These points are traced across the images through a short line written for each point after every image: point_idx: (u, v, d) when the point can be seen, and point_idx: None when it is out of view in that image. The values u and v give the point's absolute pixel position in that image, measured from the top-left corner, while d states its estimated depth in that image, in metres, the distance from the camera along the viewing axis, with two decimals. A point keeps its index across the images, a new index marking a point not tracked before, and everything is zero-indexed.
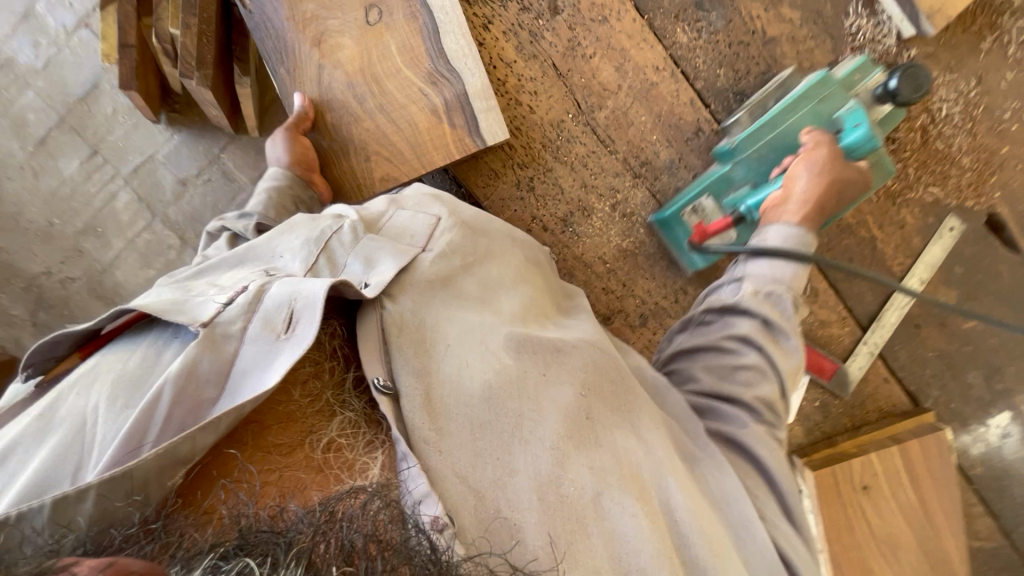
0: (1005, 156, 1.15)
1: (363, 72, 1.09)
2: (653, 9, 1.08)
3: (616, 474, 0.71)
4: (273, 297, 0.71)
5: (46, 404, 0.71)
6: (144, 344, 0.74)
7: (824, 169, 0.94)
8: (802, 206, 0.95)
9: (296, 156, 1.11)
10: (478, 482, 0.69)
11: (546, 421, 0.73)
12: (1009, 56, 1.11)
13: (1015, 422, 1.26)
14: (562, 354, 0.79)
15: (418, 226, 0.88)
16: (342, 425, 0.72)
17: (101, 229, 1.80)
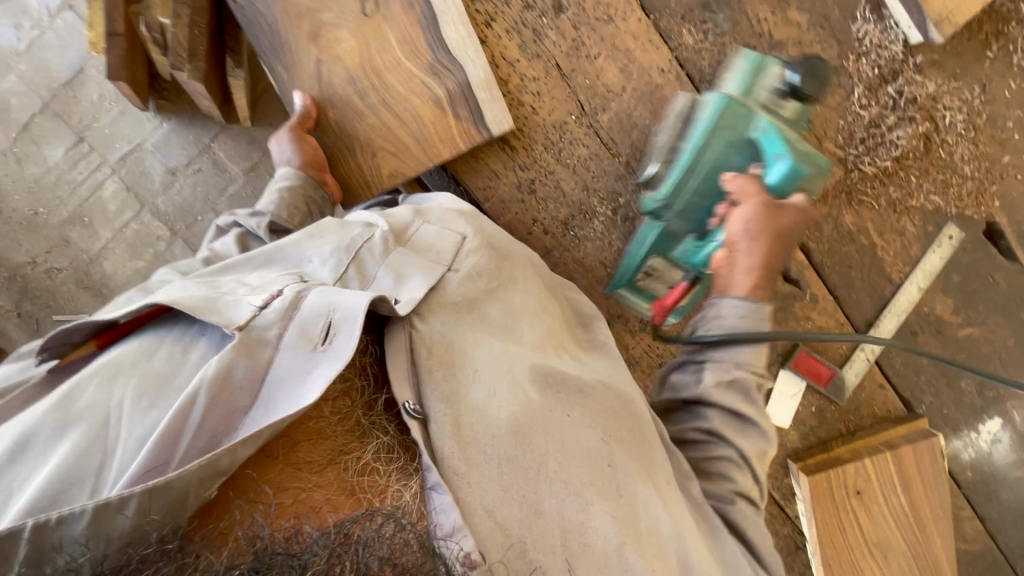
0: (1006, 165, 1.15)
1: (363, 66, 1.07)
2: (658, 9, 1.06)
3: (636, 527, 0.76)
4: (311, 304, 0.72)
5: (62, 392, 0.66)
6: (170, 338, 0.72)
7: (759, 226, 0.90)
8: (749, 267, 0.91)
9: (304, 155, 1.07)
10: (507, 520, 0.72)
11: (571, 470, 0.77)
12: (1013, 65, 1.11)
13: (1005, 428, 1.29)
14: (584, 397, 0.84)
15: (443, 242, 0.92)
16: (377, 449, 0.72)
17: (88, 219, 1.75)
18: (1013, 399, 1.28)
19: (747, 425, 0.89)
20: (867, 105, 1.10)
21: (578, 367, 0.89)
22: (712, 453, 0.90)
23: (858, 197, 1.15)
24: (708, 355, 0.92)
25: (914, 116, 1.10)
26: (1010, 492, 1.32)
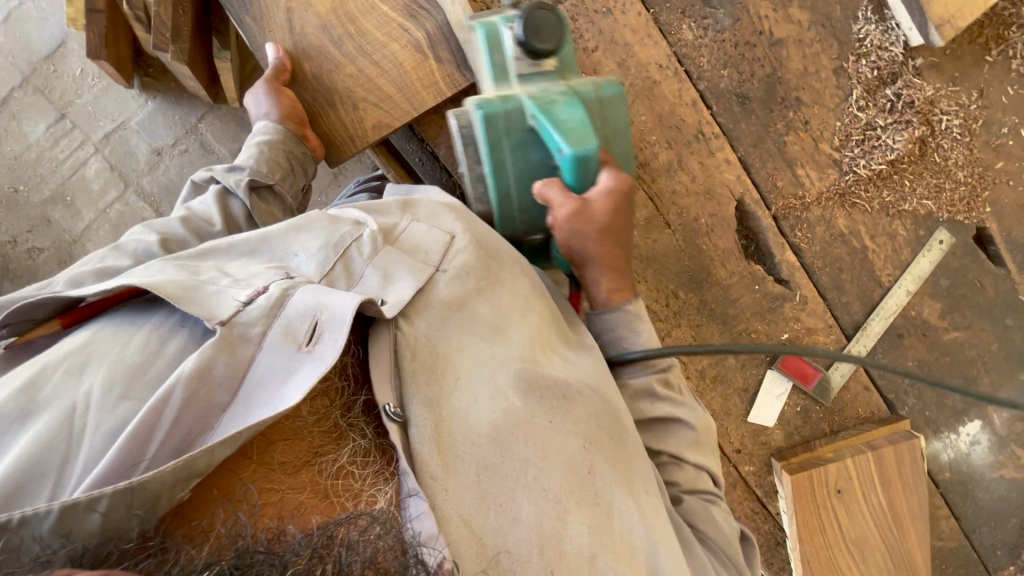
0: (998, 171, 1.16)
1: (335, 11, 0.97)
2: (659, 4, 1.04)
3: (609, 538, 0.76)
4: (297, 305, 0.71)
5: (28, 377, 0.64)
6: (148, 327, 0.69)
7: (581, 232, 0.90)
8: (599, 268, 0.95)
9: (282, 109, 0.96)
10: (484, 528, 0.73)
11: (550, 477, 0.77)
12: (1011, 71, 1.11)
13: (984, 430, 1.33)
14: (568, 403, 0.82)
15: (432, 241, 0.90)
16: (354, 453, 0.72)
17: (70, 198, 1.70)
18: (996, 404, 1.31)
19: (672, 425, 0.95)
20: (865, 107, 1.09)
21: (567, 366, 0.86)
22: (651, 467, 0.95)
23: (852, 199, 1.14)
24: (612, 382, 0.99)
25: (911, 120, 1.09)
26: (986, 492, 1.35)
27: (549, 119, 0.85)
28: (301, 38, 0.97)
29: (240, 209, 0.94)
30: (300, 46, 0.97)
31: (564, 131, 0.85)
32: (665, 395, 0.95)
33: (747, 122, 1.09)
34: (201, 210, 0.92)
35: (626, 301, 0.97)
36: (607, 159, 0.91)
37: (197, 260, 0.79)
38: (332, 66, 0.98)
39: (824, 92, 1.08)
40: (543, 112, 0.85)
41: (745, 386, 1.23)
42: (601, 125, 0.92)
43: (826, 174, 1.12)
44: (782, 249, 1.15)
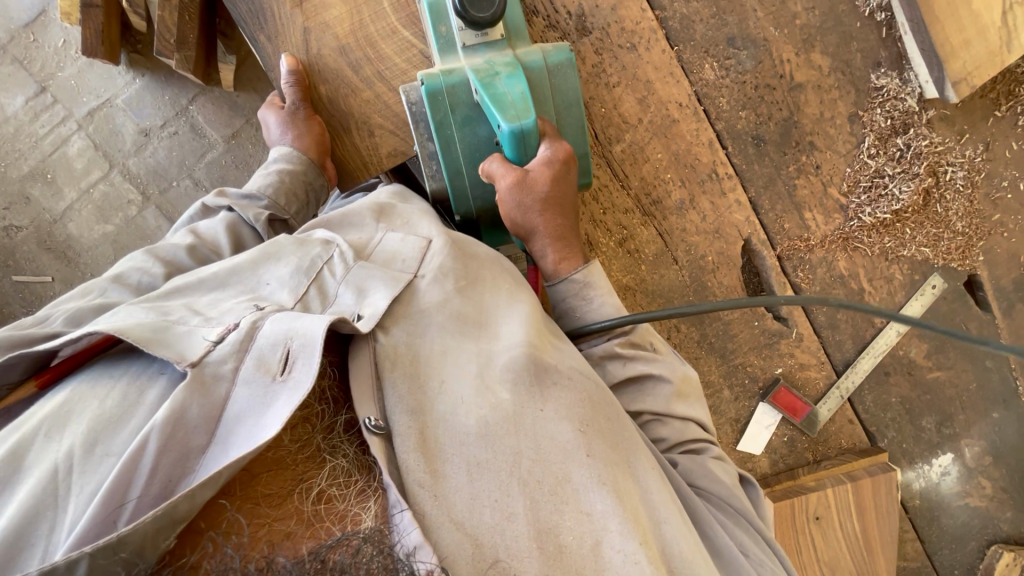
0: (994, 223, 1.18)
1: (355, 35, 0.94)
2: (683, 41, 1.03)
3: (618, 519, 0.69)
4: (267, 335, 0.70)
5: (13, 445, 0.62)
6: (125, 378, 0.68)
7: (524, 205, 0.86)
8: (555, 247, 0.90)
9: (306, 138, 0.96)
10: (478, 528, 0.67)
11: (542, 465, 0.71)
12: (1017, 127, 1.13)
13: (955, 462, 1.36)
14: (559, 387, 0.77)
15: (409, 250, 0.89)
16: (333, 474, 0.66)
17: (51, 175, 1.63)
18: (966, 437, 1.35)
19: (646, 382, 0.87)
20: (876, 155, 1.10)
21: (562, 354, 0.81)
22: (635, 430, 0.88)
23: (854, 244, 1.16)
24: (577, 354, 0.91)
25: (919, 172, 1.10)
26: (950, 517, 1.40)
27: (489, 89, 0.83)
28: (317, 58, 0.95)
29: (251, 237, 0.94)
30: (316, 66, 0.95)
31: (502, 104, 0.82)
32: (633, 355, 0.87)
33: (760, 165, 1.09)
34: (210, 237, 0.90)
35: (576, 270, 0.90)
36: (552, 132, 0.88)
37: (165, 297, 0.78)
38: (348, 91, 0.96)
39: (836, 136, 1.09)
40: (483, 86, 0.83)
41: (736, 416, 1.26)
42: (551, 99, 0.89)
43: (831, 218, 1.14)
44: (783, 287, 1.16)
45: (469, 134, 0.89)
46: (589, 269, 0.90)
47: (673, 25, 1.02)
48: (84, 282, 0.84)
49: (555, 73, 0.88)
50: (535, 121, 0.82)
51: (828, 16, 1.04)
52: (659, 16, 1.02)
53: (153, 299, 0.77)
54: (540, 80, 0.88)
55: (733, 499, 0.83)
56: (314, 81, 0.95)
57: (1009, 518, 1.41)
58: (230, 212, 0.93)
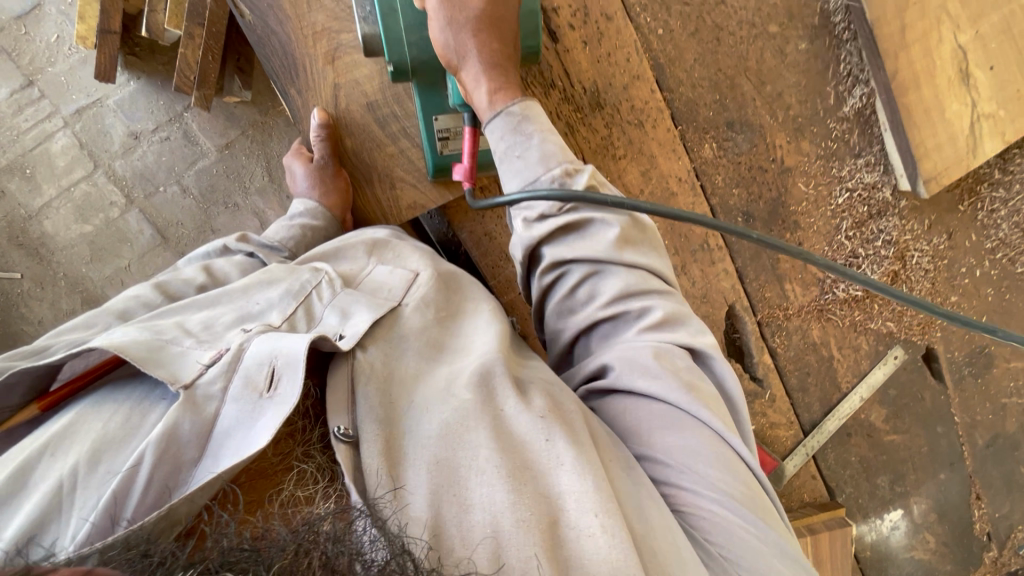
0: (953, 303, 1.27)
1: (382, 92, 0.97)
2: (687, 121, 1.09)
3: (580, 491, 0.63)
4: (253, 354, 0.67)
5: (16, 463, 0.60)
6: (129, 402, 0.66)
7: (455, 23, 0.78)
8: (488, 84, 0.80)
9: (332, 194, 0.98)
10: (436, 525, 0.60)
11: (505, 456, 0.65)
12: (977, 221, 1.24)
13: (904, 517, 1.46)
14: (523, 385, 0.74)
15: (395, 281, 0.88)
16: (301, 478, 0.65)
17: (31, 170, 1.58)
18: (915, 495, 1.45)
19: (588, 228, 0.79)
20: (851, 237, 1.18)
21: (531, 369, 0.79)
22: (572, 285, 0.79)
23: (827, 315, 1.27)
24: (512, 208, 0.82)
25: (887, 256, 1.20)
26: (897, 569, 1.49)
27: None
28: (345, 112, 0.97)
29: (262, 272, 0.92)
30: (344, 120, 0.97)
31: None
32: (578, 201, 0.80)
33: (747, 238, 1.19)
34: (221, 276, 0.88)
35: (513, 104, 0.80)
36: None
37: (158, 318, 0.76)
38: (373, 146, 0.99)
39: (819, 217, 1.17)
40: None
41: None
42: None
43: (809, 290, 1.25)
44: (761, 351, 1.26)
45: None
46: (527, 108, 0.82)
47: (677, 106, 1.08)
48: (85, 313, 0.81)
49: None
50: None
51: (817, 110, 1.13)
52: (666, 96, 1.08)
53: (146, 320, 0.75)
54: None
55: (695, 412, 0.71)
56: (341, 135, 0.98)
57: (948, 571, 1.50)
58: (251, 258, 0.92)
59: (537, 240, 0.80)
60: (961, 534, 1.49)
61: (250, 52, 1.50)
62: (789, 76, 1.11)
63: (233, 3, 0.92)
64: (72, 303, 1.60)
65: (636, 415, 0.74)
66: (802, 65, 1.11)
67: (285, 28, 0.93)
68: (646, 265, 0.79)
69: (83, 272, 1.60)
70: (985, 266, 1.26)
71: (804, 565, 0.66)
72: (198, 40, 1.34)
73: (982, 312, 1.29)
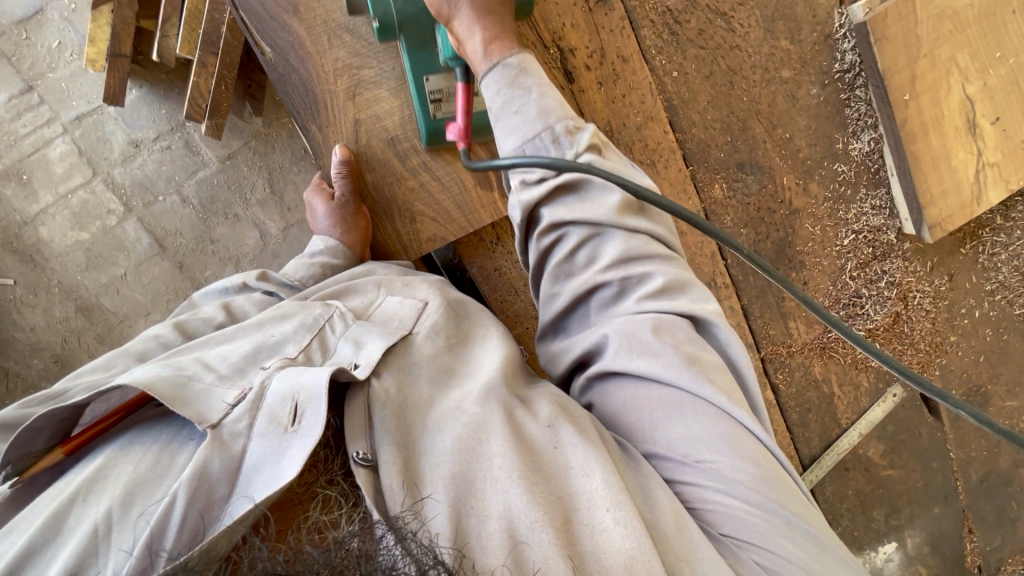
0: (952, 343, 1.28)
1: (403, 127, 0.97)
2: (698, 162, 1.09)
3: (593, 493, 0.63)
4: (274, 391, 0.65)
5: (51, 511, 0.60)
6: (157, 443, 0.64)
7: None
8: (480, 34, 0.77)
9: (353, 233, 0.98)
10: (458, 536, 0.60)
11: (519, 461, 0.64)
12: (978, 263, 1.26)
13: (897, 550, 1.45)
14: (532, 397, 0.73)
15: (406, 311, 0.86)
16: (326, 503, 0.62)
17: (27, 176, 1.56)
18: (909, 528, 1.45)
19: (587, 191, 0.74)
20: (856, 277, 1.19)
21: (538, 385, 0.77)
22: (569, 250, 0.75)
23: (829, 352, 1.29)
24: (509, 168, 0.77)
25: (891, 296, 1.21)
26: None
27: None
28: (365, 147, 0.97)
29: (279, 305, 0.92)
30: (365, 155, 0.97)
31: None
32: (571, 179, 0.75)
33: (753, 278, 1.21)
34: (240, 314, 0.88)
35: (510, 58, 0.77)
36: None
37: (177, 356, 0.75)
38: (393, 180, 0.98)
39: (825, 258, 1.18)
40: None
41: None
42: None
43: (812, 328, 1.26)
44: (764, 387, 1.26)
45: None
46: (523, 62, 0.79)
47: (690, 147, 1.09)
48: (106, 354, 0.80)
49: None
50: None
51: (826, 153, 1.14)
52: (679, 137, 1.08)
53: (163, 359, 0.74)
54: None
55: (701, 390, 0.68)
56: (363, 171, 0.97)
57: None
58: (271, 296, 0.92)
59: (536, 200, 0.76)
60: (952, 568, 1.49)
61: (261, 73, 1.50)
62: (800, 120, 1.12)
63: (253, 39, 0.91)
64: (65, 310, 1.57)
65: (637, 408, 0.71)
66: (813, 109, 1.12)
67: (307, 64, 0.92)
68: (644, 228, 0.75)
69: (78, 280, 1.57)
70: (984, 308, 1.28)
71: (819, 540, 0.64)
72: (212, 69, 1.31)
73: (980, 352, 1.30)
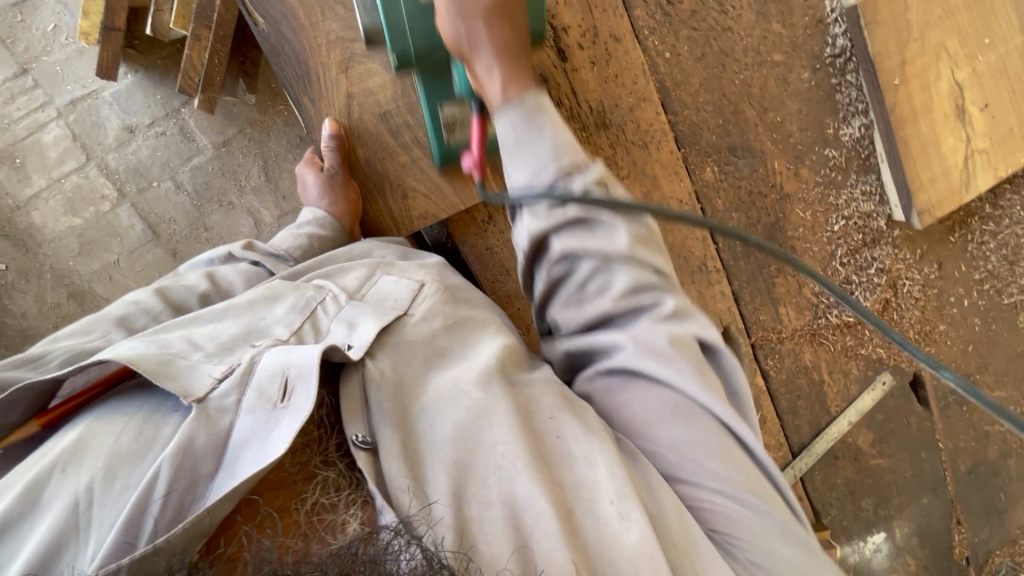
0: (941, 332, 1.29)
1: (395, 102, 0.97)
2: (689, 145, 1.10)
3: (594, 486, 0.65)
4: (265, 367, 0.65)
5: (29, 480, 0.59)
6: (139, 415, 0.64)
7: (463, 9, 0.73)
8: (496, 72, 0.75)
9: (341, 204, 0.98)
10: (459, 526, 0.60)
11: (522, 452, 0.65)
12: (967, 252, 1.27)
13: (886, 541, 1.45)
14: (530, 384, 0.73)
15: (400, 291, 0.84)
16: (325, 485, 0.61)
17: (21, 160, 1.56)
18: (898, 518, 1.45)
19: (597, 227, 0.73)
20: (846, 263, 1.20)
21: (535, 369, 0.77)
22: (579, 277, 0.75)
23: (819, 339, 1.29)
24: (518, 202, 0.74)
25: (880, 283, 1.22)
26: None
27: None
28: (357, 122, 0.97)
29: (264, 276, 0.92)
30: (356, 130, 0.97)
31: None
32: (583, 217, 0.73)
33: (744, 263, 1.22)
34: (225, 285, 0.88)
35: (527, 98, 0.74)
36: None
37: (164, 332, 0.73)
38: (384, 155, 0.99)
39: (816, 244, 1.18)
40: None
41: None
42: None
43: (802, 314, 1.27)
44: (754, 373, 1.27)
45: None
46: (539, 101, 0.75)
47: (682, 129, 1.09)
48: (82, 321, 0.80)
49: None
50: None
51: (817, 138, 1.14)
52: (671, 119, 1.09)
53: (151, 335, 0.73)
54: None
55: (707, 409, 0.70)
56: (354, 145, 0.98)
57: None
58: (256, 266, 0.92)
59: (545, 228, 0.73)
60: (942, 560, 1.49)
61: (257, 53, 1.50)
62: (791, 105, 1.12)
63: (246, 10, 0.91)
64: (56, 296, 1.56)
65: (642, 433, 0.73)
66: (804, 94, 1.13)
67: (299, 36, 0.93)
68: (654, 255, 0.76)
69: (70, 266, 1.57)
70: (973, 297, 1.29)
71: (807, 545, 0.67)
72: (205, 43, 1.31)
73: (969, 341, 1.31)
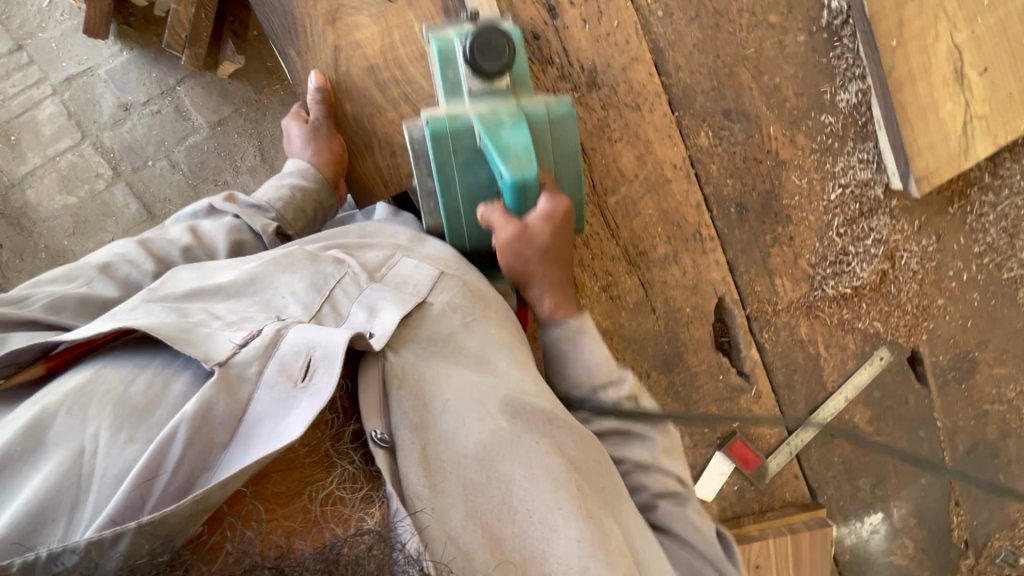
0: (939, 306, 1.28)
1: (384, 55, 0.96)
2: (684, 108, 1.09)
3: (603, 548, 0.65)
4: (290, 343, 0.63)
5: (29, 420, 0.57)
6: (149, 368, 0.62)
7: (521, 255, 0.84)
8: (550, 296, 0.88)
9: (325, 155, 0.98)
10: (464, 548, 0.63)
11: (538, 505, 0.66)
12: (966, 224, 1.25)
13: (884, 521, 1.43)
14: (554, 423, 0.72)
15: (421, 275, 0.82)
16: (343, 478, 0.60)
17: (16, 137, 1.55)
18: (896, 499, 1.42)
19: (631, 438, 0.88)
20: (843, 234, 1.18)
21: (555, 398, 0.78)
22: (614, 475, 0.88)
23: (815, 311, 1.24)
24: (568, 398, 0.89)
25: (878, 254, 1.20)
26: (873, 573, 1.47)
27: (500, 138, 0.80)
28: (344, 76, 0.96)
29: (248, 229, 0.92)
30: (344, 84, 0.97)
31: (506, 155, 0.79)
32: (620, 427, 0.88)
33: (739, 231, 1.16)
34: (207, 240, 0.88)
35: (571, 318, 0.88)
36: (551, 182, 0.85)
37: (180, 299, 0.71)
38: (372, 111, 0.98)
39: (811, 213, 1.17)
40: (488, 135, 0.80)
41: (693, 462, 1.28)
42: (551, 149, 0.86)
43: (798, 286, 1.21)
44: (749, 345, 1.23)
45: (470, 177, 0.86)
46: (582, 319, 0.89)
47: (676, 92, 1.08)
48: (65, 268, 0.80)
49: (555, 106, 0.86)
50: (536, 173, 0.80)
51: (812, 103, 1.13)
52: (665, 81, 1.08)
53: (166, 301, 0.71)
54: (541, 131, 0.85)
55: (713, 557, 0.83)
56: (338, 100, 0.98)
57: None
58: (237, 219, 0.91)
59: None
60: (939, 541, 1.47)
61: (249, 20, 1.50)
62: (788, 68, 1.11)
63: None
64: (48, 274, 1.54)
65: None
66: (800, 57, 1.11)
67: None
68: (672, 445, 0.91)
69: (63, 245, 1.55)
70: (972, 270, 1.27)
71: None
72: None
73: (967, 317, 1.30)
